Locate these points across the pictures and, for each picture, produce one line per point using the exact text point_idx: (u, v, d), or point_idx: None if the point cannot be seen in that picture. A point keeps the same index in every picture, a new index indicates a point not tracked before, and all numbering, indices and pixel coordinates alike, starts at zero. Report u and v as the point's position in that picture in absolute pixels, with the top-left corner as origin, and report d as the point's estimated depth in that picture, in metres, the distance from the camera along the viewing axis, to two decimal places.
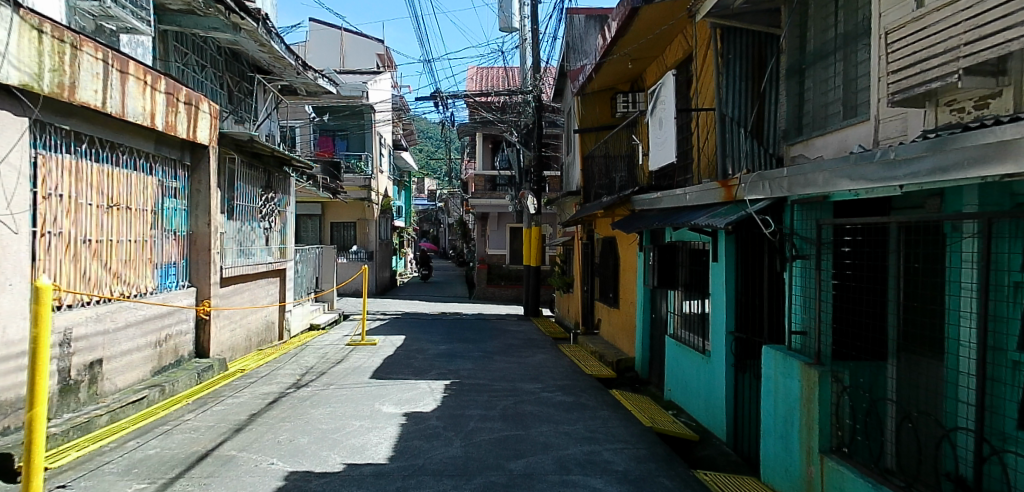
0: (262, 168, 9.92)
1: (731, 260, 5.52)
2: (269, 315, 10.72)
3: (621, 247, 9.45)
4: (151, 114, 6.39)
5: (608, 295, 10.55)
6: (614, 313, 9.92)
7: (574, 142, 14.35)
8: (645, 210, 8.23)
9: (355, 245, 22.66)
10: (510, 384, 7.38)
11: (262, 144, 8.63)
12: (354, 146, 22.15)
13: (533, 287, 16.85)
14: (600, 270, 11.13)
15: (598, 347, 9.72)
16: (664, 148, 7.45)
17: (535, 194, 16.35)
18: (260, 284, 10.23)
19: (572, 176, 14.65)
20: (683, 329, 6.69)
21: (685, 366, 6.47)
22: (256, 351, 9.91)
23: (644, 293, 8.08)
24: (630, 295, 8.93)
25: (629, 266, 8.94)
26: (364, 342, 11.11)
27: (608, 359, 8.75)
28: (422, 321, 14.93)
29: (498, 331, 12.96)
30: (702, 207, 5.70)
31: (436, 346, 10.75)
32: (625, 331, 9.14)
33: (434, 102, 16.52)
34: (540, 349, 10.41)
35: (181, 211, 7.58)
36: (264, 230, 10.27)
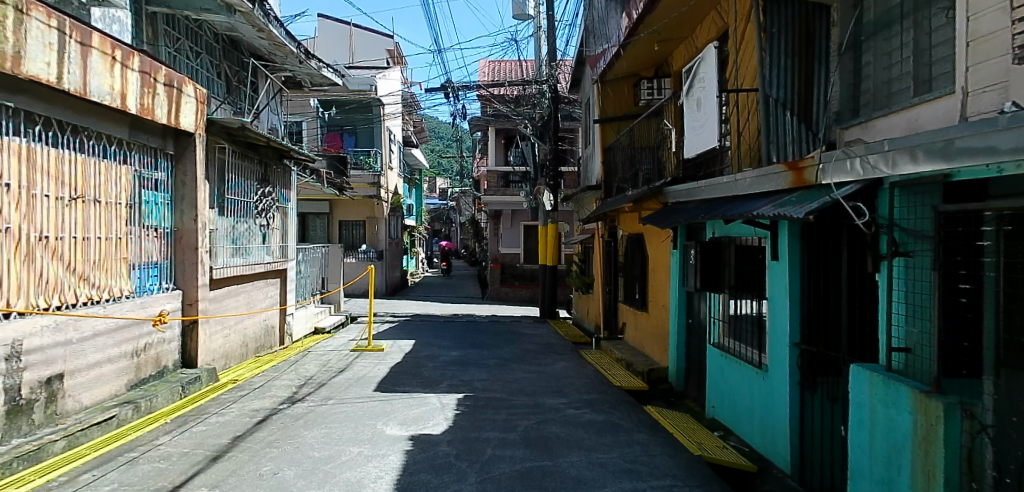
0: (258, 159, 9.15)
1: (795, 257, 4.69)
2: (269, 319, 9.96)
3: (651, 244, 8.59)
4: (121, 93, 5.64)
5: (634, 297, 9.70)
6: (642, 317, 9.08)
7: (592, 134, 13.48)
8: (680, 201, 7.37)
9: (364, 245, 21.93)
10: (531, 399, 6.54)
11: (255, 132, 7.85)
12: (363, 142, 21.39)
13: (550, 288, 16.02)
14: (625, 270, 10.28)
15: (625, 354, 8.87)
16: (703, 131, 6.57)
17: (551, 190, 15.49)
18: (257, 285, 9.46)
19: (590, 170, 13.79)
20: (731, 338, 5.86)
21: (733, 381, 5.65)
22: (254, 359, 9.15)
23: (679, 295, 7.25)
24: (661, 298, 8.08)
25: (659, 265, 8.09)
26: (371, 348, 10.32)
27: (637, 368, 7.92)
28: (433, 324, 14.12)
29: (514, 335, 12.13)
30: (761, 194, 4.86)
31: (447, 353, 9.93)
32: (655, 337, 8.30)
33: (445, 93, 15.69)
34: (560, 356, 9.58)
35: (163, 205, 6.82)
36: (262, 227, 9.49)
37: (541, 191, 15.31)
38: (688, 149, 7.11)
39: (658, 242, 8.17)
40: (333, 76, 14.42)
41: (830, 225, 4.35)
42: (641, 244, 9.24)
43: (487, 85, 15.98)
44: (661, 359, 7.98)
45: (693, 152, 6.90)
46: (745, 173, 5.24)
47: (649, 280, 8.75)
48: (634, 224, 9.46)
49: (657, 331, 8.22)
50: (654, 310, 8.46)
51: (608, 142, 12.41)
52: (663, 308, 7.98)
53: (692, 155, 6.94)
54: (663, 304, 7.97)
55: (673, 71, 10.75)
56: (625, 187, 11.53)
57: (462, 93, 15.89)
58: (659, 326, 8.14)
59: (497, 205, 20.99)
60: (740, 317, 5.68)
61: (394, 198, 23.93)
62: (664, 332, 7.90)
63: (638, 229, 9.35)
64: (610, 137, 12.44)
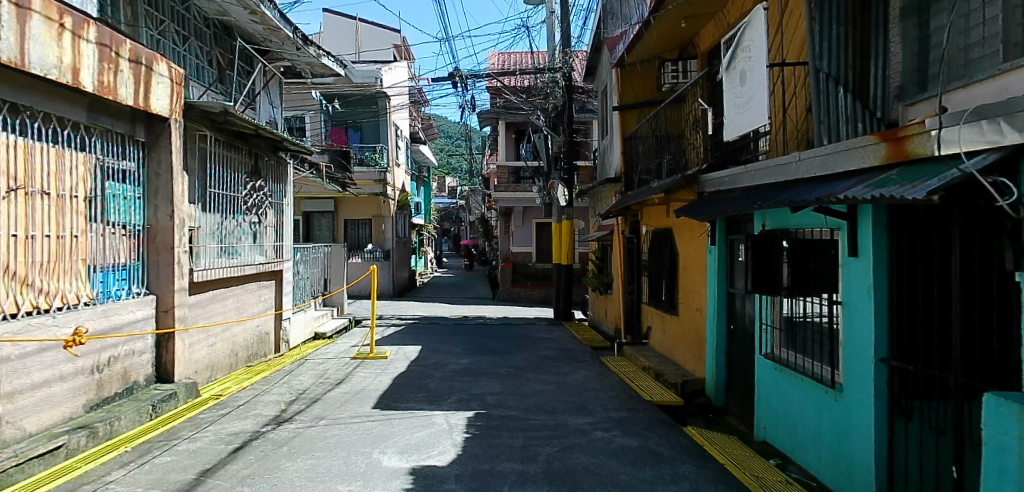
0: (249, 150, 8.33)
1: (881, 253, 3.82)
2: (262, 325, 9.16)
3: (681, 239, 7.72)
4: (72, 67, 4.82)
5: (662, 300, 8.82)
6: (671, 321, 8.20)
7: (611, 123, 12.57)
8: (720, 191, 6.48)
9: (370, 244, 21.16)
10: (552, 419, 5.68)
11: (239, 118, 6.99)
12: (368, 137, 20.60)
13: (565, 288, 15.14)
14: (649, 270, 9.39)
15: (653, 362, 8.01)
16: (750, 108, 5.69)
17: (567, 184, 14.64)
18: (248, 288, 8.65)
19: (609, 161, 12.88)
20: (790, 349, 5.01)
21: (794, 399, 4.80)
22: (244, 369, 8.35)
23: (719, 298, 6.39)
24: (695, 300, 7.21)
25: (693, 264, 7.21)
26: (373, 356, 9.50)
27: (668, 379, 7.06)
28: (441, 327, 13.29)
29: (528, 340, 11.26)
30: (838, 175, 3.98)
31: (456, 361, 9.08)
32: (688, 344, 7.45)
33: (453, 83, 14.84)
34: (580, 364, 8.71)
35: (134, 199, 6.00)
36: (253, 225, 8.65)
37: (555, 186, 14.41)
38: (728, 131, 6.26)
39: (691, 236, 7.31)
40: (334, 66, 13.60)
41: (935, 211, 3.48)
42: (668, 240, 8.37)
43: (497, 73, 15.12)
44: (695, 369, 7.13)
45: (736, 134, 6.03)
46: (811, 151, 4.36)
47: (679, 279, 7.89)
48: (662, 217, 8.59)
49: (690, 338, 7.36)
50: (684, 313, 7.60)
51: (628, 131, 11.50)
52: (697, 313, 7.12)
53: (735, 136, 6.08)
54: (697, 307, 7.10)
55: (700, 52, 9.83)
56: (649, 178, 10.66)
57: (471, 83, 15.03)
58: (692, 333, 7.28)
59: (508, 202, 20.10)
60: (802, 324, 4.82)
61: (402, 196, 23.09)
62: (698, 339, 7.04)
63: (666, 224, 8.46)
64: (631, 126, 11.53)
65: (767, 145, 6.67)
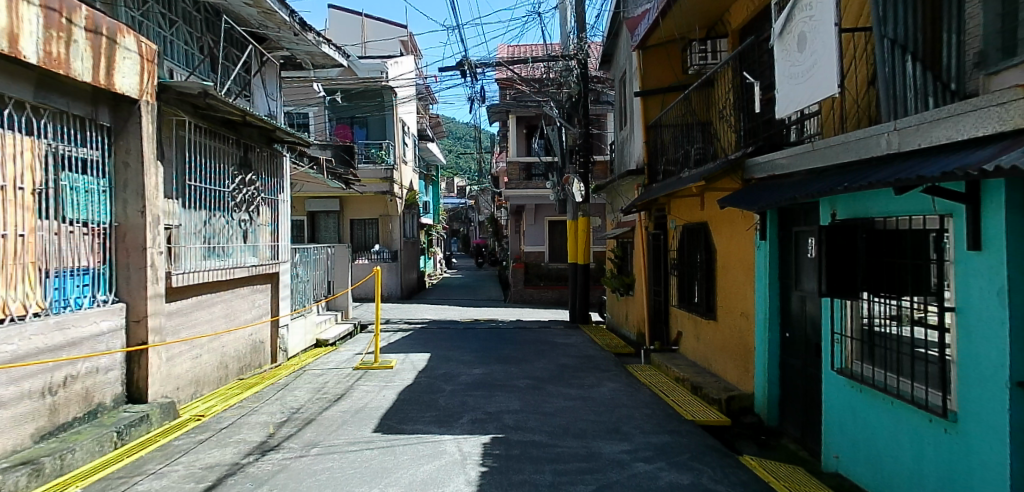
0: (240, 141, 7.58)
1: (1017, 248, 3.00)
2: (257, 333, 8.38)
3: (720, 234, 6.93)
4: (8, 32, 4.03)
5: (695, 302, 7.99)
6: (707, 326, 7.39)
7: (631, 111, 11.68)
8: (771, 177, 5.65)
9: (377, 245, 20.40)
10: (583, 447, 4.84)
11: (223, 102, 6.21)
12: (374, 134, 19.83)
13: (582, 289, 14.31)
14: (679, 269, 8.55)
15: (688, 372, 7.19)
16: (812, 78, 4.89)
17: (583, 179, 13.82)
18: (239, 293, 7.86)
19: (628, 152, 12.01)
20: (872, 363, 4.20)
21: (883, 425, 3.98)
22: (236, 382, 7.58)
23: (772, 301, 5.62)
24: (738, 304, 6.40)
25: (736, 261, 6.39)
26: (378, 364, 8.70)
27: (709, 393, 6.24)
28: (451, 332, 12.49)
29: (545, 346, 10.45)
30: (958, 149, 3.17)
31: (468, 371, 8.25)
32: (728, 352, 6.65)
33: (462, 72, 14.01)
34: (605, 374, 7.88)
35: (99, 193, 5.22)
36: (246, 223, 7.88)
37: (571, 180, 13.54)
38: (781, 107, 5.49)
39: (731, 230, 6.52)
40: (335, 56, 12.92)
41: None
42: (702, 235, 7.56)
43: (508, 62, 14.28)
44: (738, 382, 6.33)
45: (793, 109, 5.24)
46: (913, 119, 3.52)
47: (716, 279, 7.09)
48: (695, 210, 7.79)
49: (731, 346, 6.57)
50: (724, 317, 6.81)
51: (652, 119, 10.63)
52: (740, 317, 6.33)
53: (791, 112, 5.29)
54: (741, 311, 6.31)
55: (732, 29, 8.96)
56: (675, 169, 9.87)
57: (481, 72, 14.20)
58: (734, 339, 6.49)
59: (520, 200, 19.28)
60: (888, 332, 4.01)
61: (409, 194, 22.30)
62: (743, 347, 6.25)
63: (700, 217, 7.63)
64: (654, 113, 10.65)
65: (818, 126, 5.84)
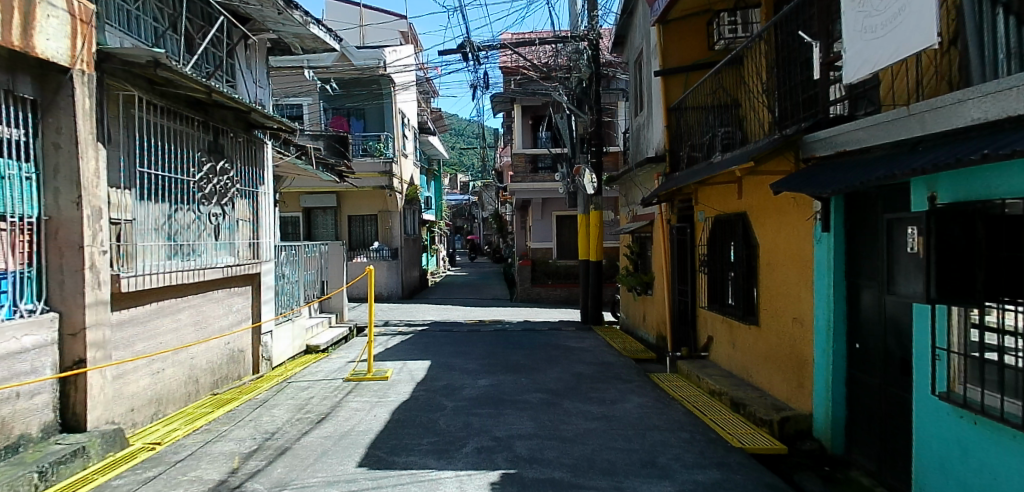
0: (212, 124, 6.68)
1: None
2: (235, 341, 7.46)
3: (762, 227, 6.00)
4: None
5: (729, 304, 7.08)
6: (746, 332, 6.49)
7: (649, 94, 10.70)
8: (835, 157, 4.70)
9: (376, 242, 19.49)
10: (616, 490, 3.90)
11: (183, 75, 5.31)
12: (372, 125, 18.88)
13: (594, 288, 13.37)
14: (709, 267, 7.62)
15: (727, 386, 6.26)
16: (898, 28, 3.97)
17: (594, 169, 12.86)
18: (213, 297, 6.95)
19: (646, 139, 11.03)
20: (988, 388, 3.27)
21: (1014, 472, 3.06)
22: (209, 397, 6.66)
23: (836, 304, 4.72)
24: (789, 309, 5.48)
25: (788, 258, 5.46)
26: (372, 375, 7.78)
27: (757, 413, 5.32)
28: (454, 336, 11.56)
29: (557, 351, 9.52)
30: None
31: (473, 383, 7.32)
32: (776, 363, 5.73)
33: (464, 55, 13.03)
34: (627, 385, 6.95)
35: (19, 180, 4.29)
36: (219, 218, 6.96)
37: (583, 171, 12.57)
38: (850, 70, 4.56)
39: (779, 221, 5.62)
40: (326, 39, 11.99)
41: None
42: (739, 227, 6.65)
43: (513, 43, 13.28)
44: (790, 398, 5.43)
45: (869, 71, 4.32)
46: None
47: (758, 277, 6.18)
48: (730, 199, 6.88)
49: (780, 356, 5.66)
50: (769, 322, 5.91)
51: (673, 101, 9.63)
52: (792, 323, 5.42)
53: (866, 74, 4.37)
54: (792, 316, 5.41)
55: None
56: (700, 156, 8.94)
57: (485, 56, 13.24)
58: (783, 349, 5.59)
59: (526, 194, 18.33)
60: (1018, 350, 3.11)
61: (409, 189, 21.35)
62: (796, 357, 5.36)
63: (736, 207, 6.71)
64: (676, 95, 9.66)
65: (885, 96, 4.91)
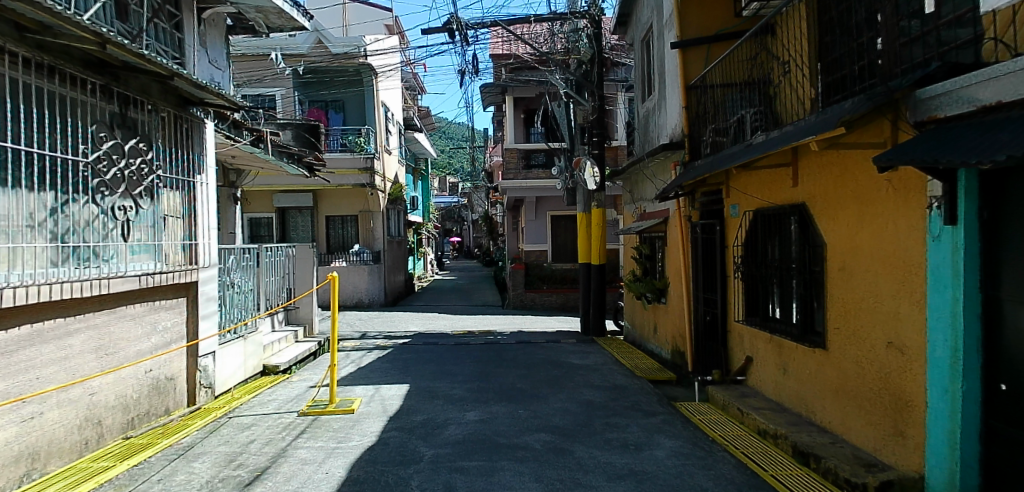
0: (118, 90, 5.23)
1: None
2: (162, 367, 6.00)
3: (834, 219, 4.63)
4: None
5: (776, 318, 5.72)
6: (803, 355, 5.12)
7: (660, 74, 9.35)
8: (968, 117, 3.31)
9: (356, 244, 18.02)
10: None
11: (53, 17, 3.92)
12: (352, 118, 17.40)
13: (596, 295, 11.96)
14: (745, 272, 6.24)
15: (783, 427, 4.87)
16: None
17: (596, 162, 11.49)
18: (128, 313, 5.45)
19: (657, 125, 9.66)
20: None
21: None
22: (120, 442, 5.21)
23: (968, 326, 3.35)
24: (879, 329, 4.10)
25: (879, 260, 4.09)
26: (334, 406, 6.33)
27: (841, 472, 3.93)
28: (439, 350, 10.10)
29: (558, 370, 8.08)
30: None
31: (458, 418, 5.89)
32: (857, 399, 4.35)
33: (449, 34, 11.59)
34: (651, 422, 5.55)
35: None
36: (134, 211, 5.51)
37: (583, 163, 11.19)
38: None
39: (864, 213, 4.25)
40: (294, 14, 10.54)
41: None
42: (794, 221, 5.27)
43: (505, 21, 11.88)
44: (880, 449, 4.09)
45: None
46: None
47: (824, 287, 4.81)
48: (779, 187, 5.48)
49: (862, 392, 4.31)
50: (842, 345, 4.55)
51: (692, 77, 8.27)
52: (883, 348, 4.06)
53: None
54: (884, 339, 4.05)
55: None
56: (725, 140, 7.60)
57: (474, 35, 11.80)
58: (867, 382, 4.24)
59: (519, 192, 16.90)
60: None
61: (393, 187, 19.88)
62: (891, 394, 3.98)
63: (789, 198, 5.32)
64: (696, 72, 8.30)
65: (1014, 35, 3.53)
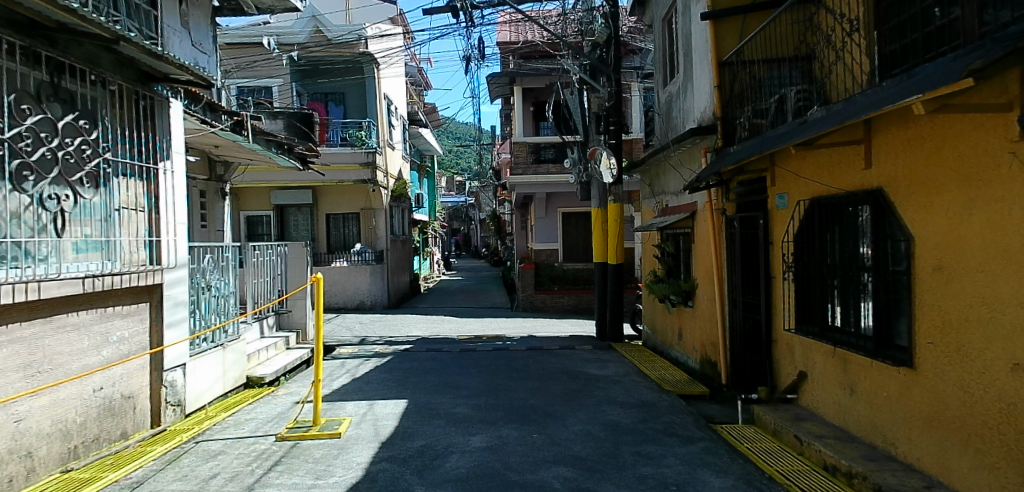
0: (47, 55, 4.38)
1: None
2: (116, 385, 5.13)
3: (928, 207, 3.71)
4: None
5: (839, 328, 4.80)
6: (877, 373, 4.22)
7: (686, 52, 8.43)
8: None
9: (358, 244, 17.20)
10: None
11: None
12: (353, 112, 16.57)
13: (614, 297, 11.03)
14: (797, 272, 5.33)
15: (859, 464, 3.95)
16: None
17: (614, 153, 10.58)
18: (70, 323, 4.59)
19: (683, 109, 8.73)
20: None
21: None
22: (57, 476, 4.34)
23: None
24: (1000, 346, 3.19)
25: (1000, 257, 3.17)
26: (317, 428, 5.45)
27: None
28: (443, 358, 9.19)
29: (575, 383, 7.17)
30: None
31: (461, 445, 4.99)
32: (963, 433, 3.44)
33: (454, 14, 10.71)
34: (692, 453, 4.62)
35: None
36: (74, 201, 4.66)
37: (599, 154, 10.26)
38: None
39: (975, 198, 3.34)
40: None
41: None
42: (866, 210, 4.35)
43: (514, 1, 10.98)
44: None
45: None
46: None
47: (910, 292, 3.90)
48: (844, 169, 4.56)
49: (971, 425, 3.40)
50: (938, 364, 3.64)
51: (726, 52, 7.34)
52: (1006, 371, 3.16)
53: None
54: (1007, 359, 3.14)
55: None
56: (763, 121, 6.67)
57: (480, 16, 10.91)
58: (979, 414, 3.33)
59: (528, 188, 16.01)
60: None
61: (397, 184, 19.01)
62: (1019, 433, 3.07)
63: (858, 183, 4.41)
64: (729, 46, 7.38)
65: None
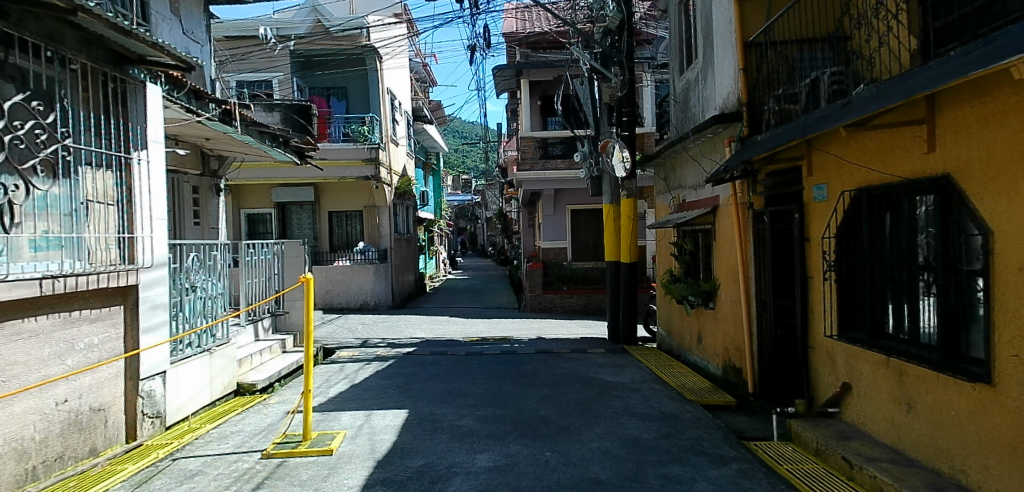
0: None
1: None
2: (85, 397, 4.63)
3: (1013, 195, 3.15)
4: None
5: (893, 335, 4.25)
6: (943, 388, 3.66)
7: (707, 35, 7.87)
8: None
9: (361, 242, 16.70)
10: None
11: None
12: (355, 106, 16.08)
13: (628, 297, 10.48)
14: (841, 272, 4.77)
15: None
16: None
17: (627, 146, 10.02)
18: (26, 330, 4.08)
19: (703, 96, 8.17)
20: None
21: None
22: None
23: None
24: None
25: None
26: (306, 443, 4.92)
27: None
28: (447, 363, 8.66)
29: (590, 392, 6.63)
30: None
31: (466, 465, 4.47)
32: None
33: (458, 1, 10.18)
34: (727, 476, 4.08)
35: None
36: (26, 193, 4.16)
37: (613, 147, 9.71)
38: None
39: None
40: None
41: None
42: (929, 200, 3.79)
43: None
44: None
45: None
46: None
47: (987, 295, 3.34)
48: (900, 154, 4.00)
49: None
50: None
51: (752, 33, 6.77)
52: None
53: None
54: None
55: None
56: (795, 105, 6.10)
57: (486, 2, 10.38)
58: None
59: (536, 184, 15.47)
60: None
61: (401, 181, 18.50)
62: None
63: (919, 170, 3.85)
64: (755, 25, 6.81)
65: None
